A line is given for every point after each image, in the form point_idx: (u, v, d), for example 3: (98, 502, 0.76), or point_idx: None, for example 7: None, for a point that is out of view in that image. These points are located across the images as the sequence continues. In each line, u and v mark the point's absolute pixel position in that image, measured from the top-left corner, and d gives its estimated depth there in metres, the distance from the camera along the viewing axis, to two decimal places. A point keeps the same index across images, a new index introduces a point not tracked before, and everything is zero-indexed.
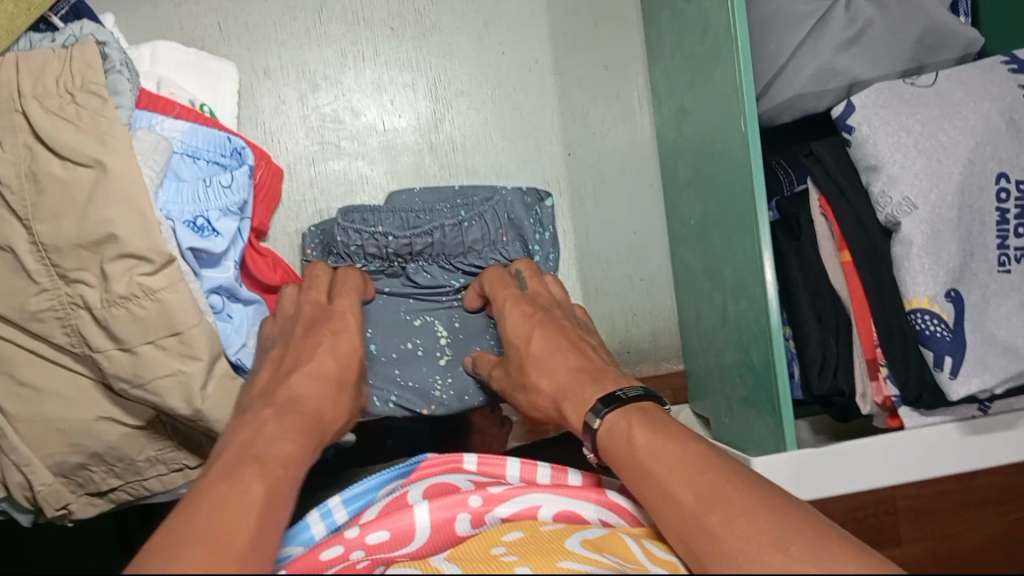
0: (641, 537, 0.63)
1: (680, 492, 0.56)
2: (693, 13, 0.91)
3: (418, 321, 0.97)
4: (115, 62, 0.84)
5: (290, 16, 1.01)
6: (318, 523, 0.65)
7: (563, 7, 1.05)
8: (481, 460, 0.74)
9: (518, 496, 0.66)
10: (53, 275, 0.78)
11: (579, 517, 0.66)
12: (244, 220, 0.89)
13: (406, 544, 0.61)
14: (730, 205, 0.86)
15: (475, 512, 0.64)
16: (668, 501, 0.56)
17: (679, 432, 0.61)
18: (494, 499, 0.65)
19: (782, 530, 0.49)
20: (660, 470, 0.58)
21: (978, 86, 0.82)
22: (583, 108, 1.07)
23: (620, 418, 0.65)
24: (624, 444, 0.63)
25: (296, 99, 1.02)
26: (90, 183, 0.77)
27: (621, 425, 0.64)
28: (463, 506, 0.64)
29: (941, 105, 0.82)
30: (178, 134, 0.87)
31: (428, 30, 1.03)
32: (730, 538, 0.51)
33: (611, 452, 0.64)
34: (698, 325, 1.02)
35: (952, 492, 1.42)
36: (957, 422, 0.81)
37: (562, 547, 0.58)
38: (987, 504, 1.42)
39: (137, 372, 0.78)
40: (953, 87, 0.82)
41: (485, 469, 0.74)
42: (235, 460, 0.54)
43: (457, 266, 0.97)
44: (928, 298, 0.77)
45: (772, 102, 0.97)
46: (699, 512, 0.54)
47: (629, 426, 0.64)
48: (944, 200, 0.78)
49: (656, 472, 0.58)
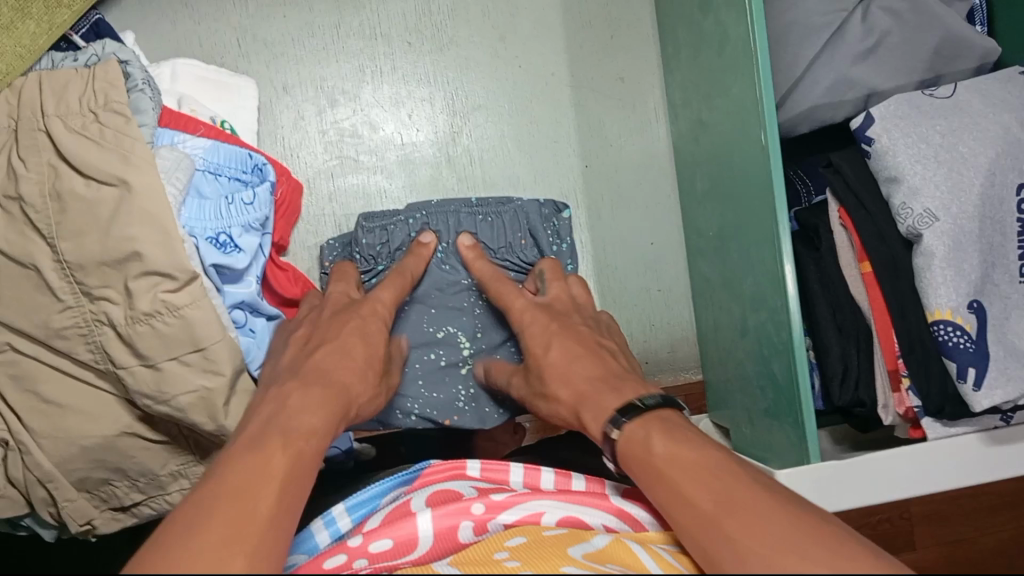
0: (650, 542, 0.63)
1: (699, 495, 0.56)
2: (711, 26, 0.91)
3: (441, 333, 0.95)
4: (137, 80, 0.85)
5: (307, 32, 1.02)
6: (322, 532, 0.66)
7: (578, 20, 1.06)
8: (483, 466, 0.75)
9: (518, 504, 0.67)
10: (77, 293, 0.79)
11: (583, 522, 0.67)
12: (266, 236, 0.89)
13: (412, 550, 0.61)
14: (749, 217, 0.86)
15: (477, 519, 0.65)
16: (688, 505, 0.56)
17: (699, 436, 0.61)
18: (497, 506, 0.66)
19: (801, 534, 0.50)
20: (678, 475, 0.58)
21: (996, 97, 0.83)
22: (599, 120, 1.07)
23: (638, 424, 0.65)
24: (644, 450, 0.62)
25: (315, 114, 1.03)
26: (114, 201, 0.78)
27: (641, 434, 0.64)
28: (465, 514, 0.65)
29: (961, 116, 0.82)
30: (201, 151, 0.87)
31: (444, 44, 1.04)
32: (751, 541, 0.51)
33: (628, 458, 0.63)
34: (716, 336, 1.02)
35: (966, 497, 1.42)
36: (980, 433, 0.80)
37: (564, 553, 0.57)
38: (1001, 508, 1.42)
39: (160, 388, 0.79)
40: (972, 98, 0.83)
41: (487, 475, 0.74)
42: (265, 431, 0.58)
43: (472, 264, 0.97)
44: (951, 310, 0.76)
45: (789, 114, 0.97)
46: (719, 515, 0.53)
47: (647, 431, 0.63)
48: (965, 212, 0.78)
49: (675, 477, 0.58)
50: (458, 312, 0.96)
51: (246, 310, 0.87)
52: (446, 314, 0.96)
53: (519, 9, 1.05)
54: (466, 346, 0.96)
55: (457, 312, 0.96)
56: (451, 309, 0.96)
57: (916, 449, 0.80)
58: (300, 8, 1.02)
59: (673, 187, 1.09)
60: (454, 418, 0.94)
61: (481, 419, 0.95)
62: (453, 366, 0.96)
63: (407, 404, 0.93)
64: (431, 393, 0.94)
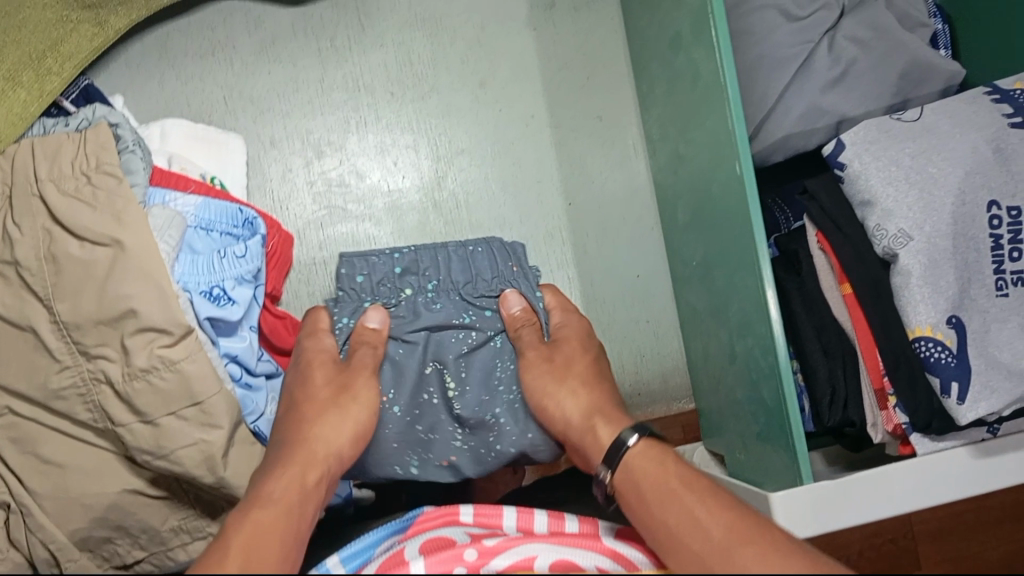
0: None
1: (716, 524, 0.63)
2: (682, 63, 0.94)
3: (431, 369, 0.90)
4: (127, 142, 0.88)
5: (291, 86, 1.05)
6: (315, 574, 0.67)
7: (555, 63, 1.09)
8: (476, 511, 0.76)
9: (511, 548, 0.68)
10: (74, 353, 0.80)
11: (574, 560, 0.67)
12: (258, 287, 0.91)
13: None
14: (731, 245, 0.88)
15: (469, 565, 0.66)
16: (701, 525, 0.63)
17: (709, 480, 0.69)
18: (489, 552, 0.67)
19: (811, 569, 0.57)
20: (683, 504, 0.66)
21: (962, 117, 0.85)
22: (580, 158, 1.09)
23: (651, 446, 0.74)
24: (662, 479, 0.69)
25: (302, 166, 1.05)
26: (108, 261, 0.80)
27: (656, 467, 0.71)
28: (458, 561, 0.65)
29: (929, 138, 0.84)
30: (192, 208, 0.89)
31: (425, 92, 1.07)
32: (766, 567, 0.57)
33: (631, 485, 0.72)
34: (707, 364, 1.03)
35: (970, 512, 1.42)
36: (969, 445, 0.82)
37: None
38: (1006, 521, 1.42)
39: (159, 444, 0.79)
40: (939, 119, 0.85)
41: (480, 521, 0.75)
42: (251, 503, 0.62)
43: (467, 298, 0.93)
44: (931, 326, 0.78)
45: (763, 144, 0.99)
46: (735, 544, 0.60)
47: (663, 466, 0.71)
48: (938, 230, 0.80)
49: (683, 502, 0.66)
50: (452, 347, 0.91)
51: (242, 364, 0.88)
52: (440, 345, 0.91)
53: (497, 55, 1.08)
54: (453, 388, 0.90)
55: (451, 343, 0.91)
56: (443, 344, 0.91)
57: (911, 465, 0.81)
58: (283, 64, 1.05)
59: (656, 219, 1.11)
60: (453, 461, 0.88)
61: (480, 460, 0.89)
62: (444, 408, 0.90)
63: (405, 454, 0.87)
64: (428, 437, 0.89)
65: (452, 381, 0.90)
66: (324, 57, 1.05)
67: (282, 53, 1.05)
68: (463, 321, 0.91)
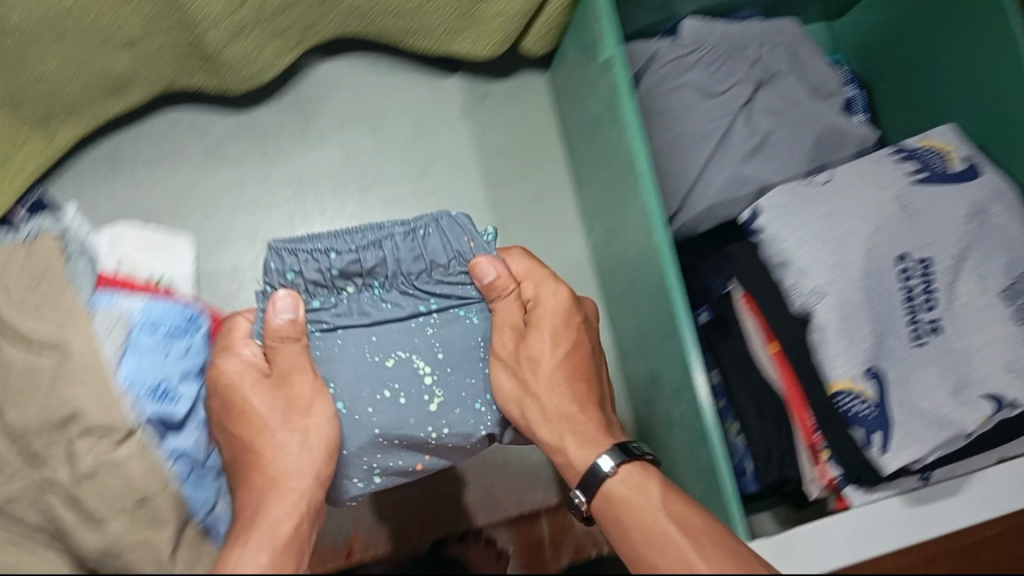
0: None
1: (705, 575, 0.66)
2: (603, 143, 0.99)
3: (390, 361, 0.81)
4: (71, 250, 0.93)
5: (238, 186, 1.10)
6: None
7: (492, 151, 1.15)
8: None
9: None
10: (21, 458, 0.84)
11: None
12: (207, 383, 0.92)
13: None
14: (655, 311, 0.93)
15: None
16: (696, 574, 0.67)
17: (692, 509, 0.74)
18: None
19: None
20: (673, 546, 0.70)
21: (871, 177, 0.90)
22: (520, 238, 1.13)
23: (635, 472, 0.78)
24: (646, 517, 0.74)
25: (250, 263, 1.08)
26: (53, 368, 0.84)
27: (637, 501, 0.75)
28: None
29: (839, 198, 0.88)
30: (135, 306, 0.91)
31: (366, 185, 1.12)
32: None
33: (617, 520, 0.76)
34: (654, 432, 1.04)
35: None
36: (900, 496, 0.83)
37: None
38: None
39: (105, 548, 0.75)
40: (849, 180, 0.90)
41: None
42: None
43: (420, 286, 0.82)
44: (849, 379, 0.81)
45: (691, 213, 1.01)
46: None
47: (653, 504, 0.75)
48: (850, 286, 0.83)
49: (674, 546, 0.70)
50: (406, 333, 0.82)
51: (190, 461, 0.86)
52: (391, 342, 0.81)
53: (436, 147, 1.14)
54: (427, 374, 0.81)
55: (405, 336, 0.81)
56: (395, 334, 0.81)
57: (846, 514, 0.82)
58: (230, 165, 1.10)
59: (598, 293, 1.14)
60: (429, 461, 0.82)
61: (468, 452, 0.84)
62: (415, 405, 0.80)
63: (368, 467, 0.80)
64: (396, 443, 0.80)
65: (406, 384, 0.80)
66: (268, 157, 1.11)
67: (227, 156, 1.10)
68: (419, 314, 0.82)
